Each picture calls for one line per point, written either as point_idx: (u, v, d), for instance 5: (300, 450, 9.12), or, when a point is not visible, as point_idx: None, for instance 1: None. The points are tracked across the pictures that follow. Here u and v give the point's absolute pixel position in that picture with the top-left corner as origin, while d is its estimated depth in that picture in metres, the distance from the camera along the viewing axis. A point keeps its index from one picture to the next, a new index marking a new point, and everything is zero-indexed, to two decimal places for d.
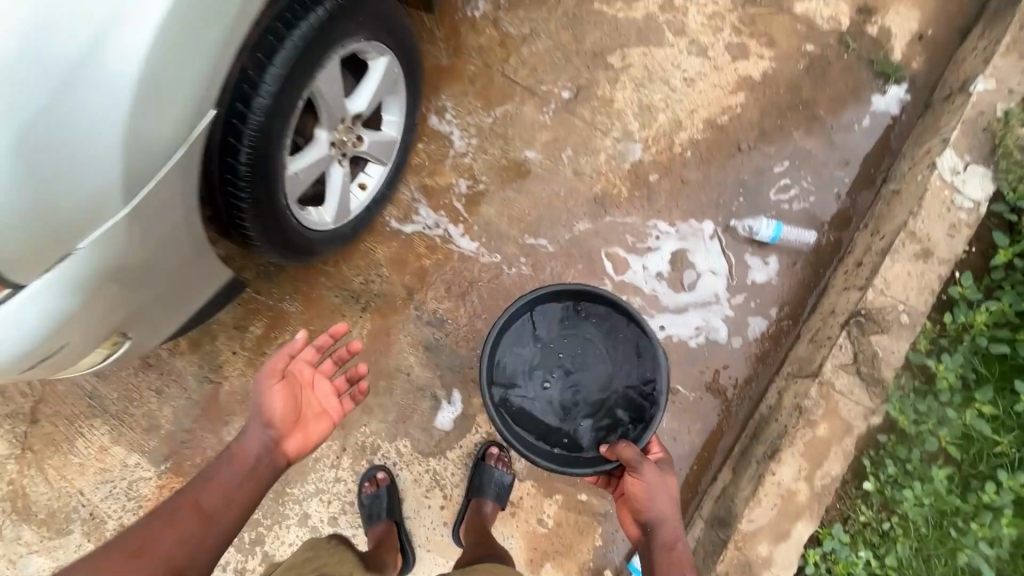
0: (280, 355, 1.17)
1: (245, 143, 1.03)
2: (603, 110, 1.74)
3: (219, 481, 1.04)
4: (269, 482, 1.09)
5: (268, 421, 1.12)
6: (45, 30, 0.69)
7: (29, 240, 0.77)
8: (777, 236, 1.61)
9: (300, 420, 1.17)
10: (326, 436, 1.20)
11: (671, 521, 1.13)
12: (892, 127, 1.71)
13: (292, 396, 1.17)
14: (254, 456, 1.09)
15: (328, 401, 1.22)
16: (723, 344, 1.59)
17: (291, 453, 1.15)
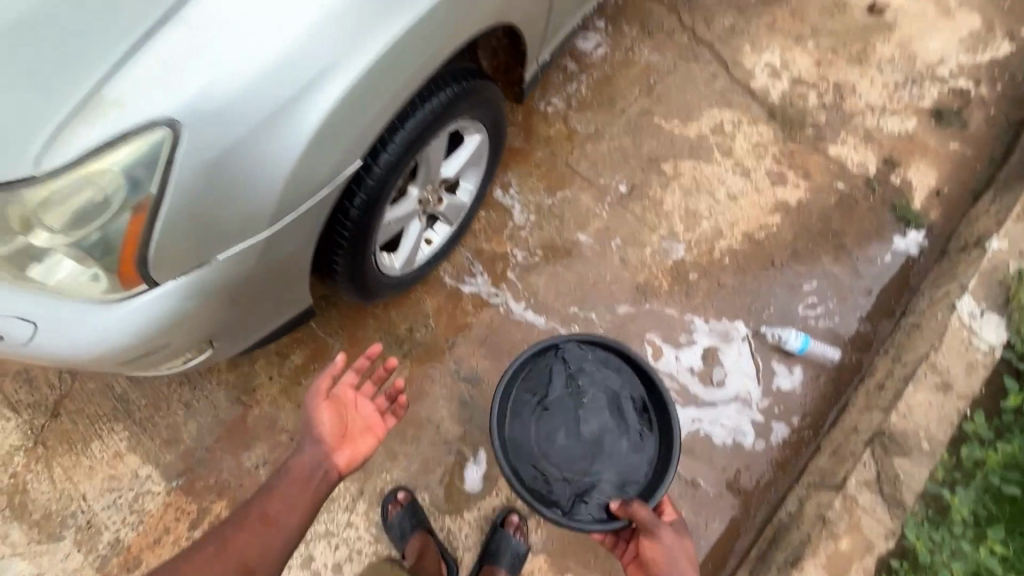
0: (322, 376, 1.21)
1: (362, 190, 1.14)
2: (653, 209, 1.90)
3: (277, 493, 1.10)
4: (323, 492, 1.12)
5: (318, 438, 1.18)
6: (264, 79, 0.79)
7: (181, 247, 0.85)
8: (805, 348, 1.72)
9: (346, 436, 1.21)
10: (370, 452, 1.23)
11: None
12: (911, 266, 1.88)
13: (338, 414, 1.22)
14: (307, 469, 1.13)
15: (373, 418, 1.27)
16: (748, 445, 1.65)
17: (341, 464, 1.18)
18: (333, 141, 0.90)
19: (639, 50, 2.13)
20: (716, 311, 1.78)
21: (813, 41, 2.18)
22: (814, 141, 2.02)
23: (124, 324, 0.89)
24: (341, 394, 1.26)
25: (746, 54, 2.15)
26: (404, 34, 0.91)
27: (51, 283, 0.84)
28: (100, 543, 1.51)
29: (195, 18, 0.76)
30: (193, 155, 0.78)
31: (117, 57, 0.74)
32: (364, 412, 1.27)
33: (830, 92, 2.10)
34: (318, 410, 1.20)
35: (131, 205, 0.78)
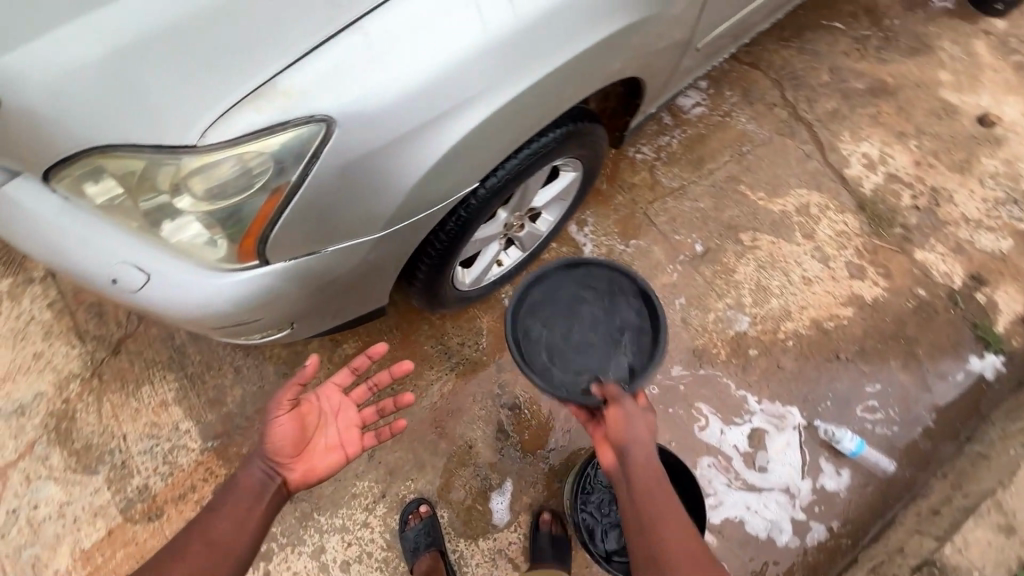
0: (290, 383, 1.07)
1: (465, 207, 1.17)
2: (724, 276, 1.88)
3: (225, 511, 1.00)
4: (274, 511, 1.03)
5: (277, 452, 1.06)
6: (416, 100, 0.84)
7: (301, 234, 0.89)
8: (858, 453, 1.66)
9: (309, 450, 1.11)
10: (334, 470, 1.14)
11: (651, 454, 1.02)
12: (983, 391, 1.79)
13: (303, 422, 1.11)
14: (259, 487, 1.03)
15: (347, 432, 1.18)
16: (783, 540, 1.60)
17: (297, 481, 1.08)
18: (459, 160, 0.95)
19: (737, 116, 2.13)
20: (770, 393, 1.74)
21: (916, 141, 2.14)
22: (900, 241, 1.96)
23: (227, 293, 0.92)
24: (312, 402, 1.15)
25: (844, 140, 2.13)
26: (545, 76, 0.97)
27: (174, 241, 0.89)
28: (128, 486, 1.55)
29: (373, 29, 0.81)
30: (341, 153, 0.83)
31: (296, 53, 0.78)
32: (342, 424, 1.18)
33: (925, 195, 2.05)
34: (281, 419, 1.06)
35: (270, 187, 0.83)
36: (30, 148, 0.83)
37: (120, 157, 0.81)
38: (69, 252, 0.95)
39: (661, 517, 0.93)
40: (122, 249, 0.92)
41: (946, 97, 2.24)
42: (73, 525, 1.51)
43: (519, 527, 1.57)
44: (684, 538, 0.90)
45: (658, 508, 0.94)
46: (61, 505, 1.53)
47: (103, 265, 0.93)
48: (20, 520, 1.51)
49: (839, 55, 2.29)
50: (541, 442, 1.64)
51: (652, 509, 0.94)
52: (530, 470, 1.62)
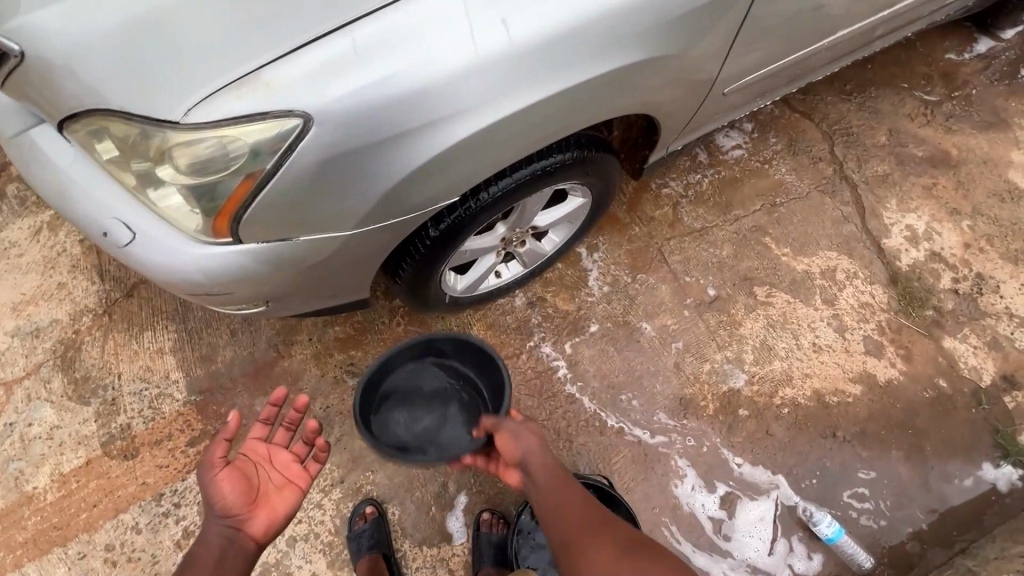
0: (216, 442, 1.05)
1: (453, 217, 1.18)
2: (729, 327, 1.80)
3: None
4: (241, 564, 0.95)
5: (224, 511, 0.99)
6: (396, 108, 0.86)
7: (273, 220, 0.92)
8: (835, 540, 1.55)
9: (261, 497, 1.04)
10: (293, 508, 1.08)
11: (545, 460, 1.03)
12: (991, 502, 1.65)
13: (241, 478, 1.04)
14: (217, 552, 0.95)
15: (290, 470, 1.13)
16: None
17: (260, 532, 1.01)
18: (439, 171, 0.96)
19: (777, 165, 2.04)
20: (753, 458, 1.66)
21: (969, 221, 1.99)
22: (930, 325, 1.83)
23: (198, 264, 0.95)
24: (243, 458, 1.10)
25: (889, 208, 2.00)
26: (537, 102, 0.96)
27: (161, 207, 0.93)
28: (114, 422, 1.64)
29: (363, 34, 0.83)
30: (316, 149, 0.85)
31: (289, 47, 0.82)
32: (280, 466, 1.12)
33: (969, 280, 1.90)
34: (217, 479, 1.01)
35: (246, 171, 0.86)
36: (47, 100, 0.89)
37: (121, 120, 0.86)
38: (68, 199, 1.00)
39: (568, 514, 0.95)
40: (113, 203, 0.96)
41: (1014, 179, 2.07)
42: (59, 448, 1.61)
43: (467, 542, 1.56)
44: (590, 516, 0.95)
45: (561, 505, 0.97)
46: (53, 428, 1.63)
47: (93, 216, 0.97)
48: (16, 433, 1.63)
49: (902, 118, 2.15)
50: None
51: (559, 513, 0.96)
52: (489, 487, 1.61)
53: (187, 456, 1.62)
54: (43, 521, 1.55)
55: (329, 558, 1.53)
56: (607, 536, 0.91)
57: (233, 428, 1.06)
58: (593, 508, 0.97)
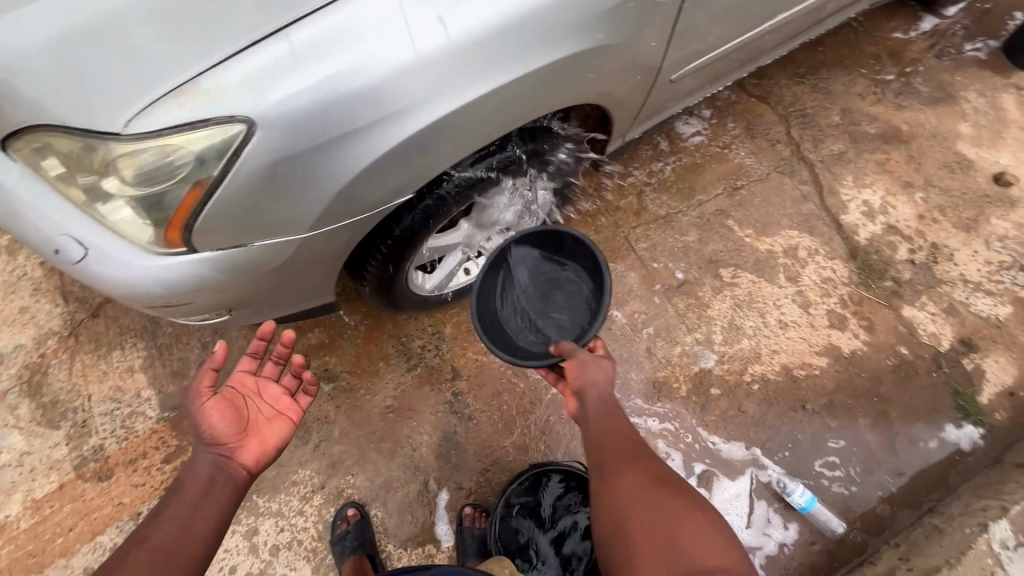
0: (201, 371, 1.02)
1: (412, 215, 1.19)
2: (697, 310, 1.84)
3: (169, 516, 0.91)
4: (232, 491, 0.96)
5: (213, 440, 0.98)
6: (340, 110, 0.87)
7: (226, 227, 0.92)
8: (808, 508, 1.60)
9: (251, 427, 1.04)
10: (283, 440, 1.08)
11: (605, 395, 1.05)
12: (955, 462, 1.71)
13: (229, 407, 1.03)
14: (206, 479, 0.95)
15: (280, 402, 1.12)
16: None
17: (250, 461, 1.01)
18: (388, 170, 0.97)
19: (735, 149, 2.09)
20: (727, 436, 1.70)
21: (922, 193, 2.06)
22: (889, 295, 1.89)
23: (153, 275, 0.95)
24: (231, 389, 1.08)
25: (846, 185, 2.06)
26: (481, 97, 0.98)
27: (111, 221, 0.93)
28: (85, 445, 1.61)
29: (299, 37, 0.84)
30: (261, 155, 0.86)
31: (225, 54, 0.83)
32: (269, 398, 1.11)
33: (924, 250, 1.96)
34: (204, 410, 0.99)
35: (192, 179, 0.87)
36: None
37: (62, 135, 0.86)
38: (9, 219, 0.97)
39: (611, 441, 1.00)
40: (57, 219, 0.95)
41: (963, 150, 2.14)
42: (30, 474, 1.59)
43: (451, 538, 1.57)
44: (629, 447, 0.99)
45: (607, 434, 1.01)
46: (22, 454, 1.60)
47: (40, 234, 0.96)
48: None
49: (853, 97, 2.22)
50: (485, 453, 1.65)
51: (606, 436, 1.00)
52: (470, 482, 1.62)
53: (163, 473, 1.60)
54: (17, 549, 1.52)
55: (314, 564, 1.53)
56: (640, 467, 0.96)
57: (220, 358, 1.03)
58: (632, 441, 1.01)
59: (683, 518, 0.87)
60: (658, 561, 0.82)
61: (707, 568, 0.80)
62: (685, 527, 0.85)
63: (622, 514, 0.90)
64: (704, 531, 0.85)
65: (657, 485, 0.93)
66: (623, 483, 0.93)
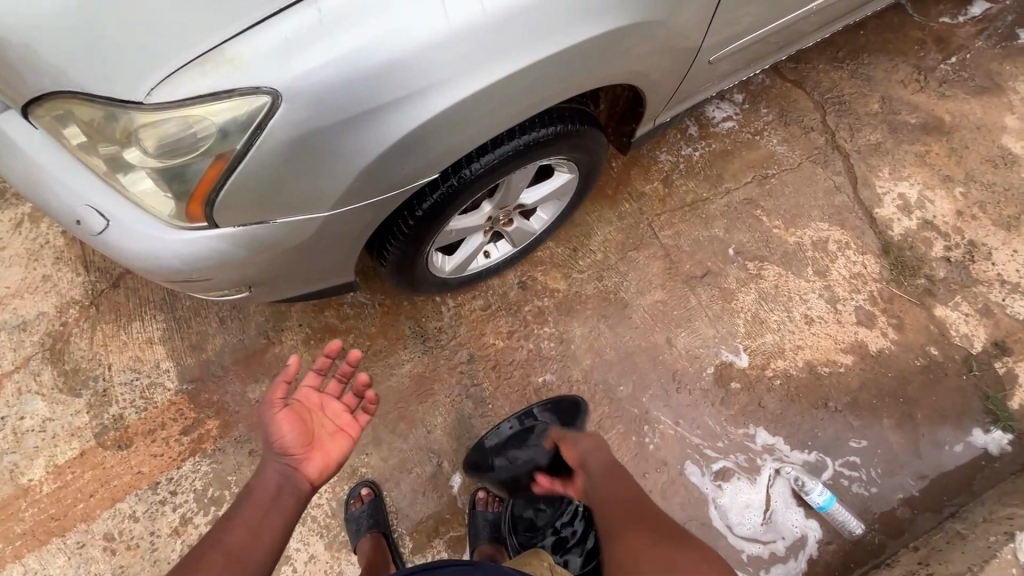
0: (276, 383, 1.05)
1: (435, 195, 1.16)
2: (721, 302, 1.80)
3: (240, 522, 0.92)
4: (296, 503, 0.97)
5: (282, 451, 1.00)
6: (367, 84, 0.83)
7: (246, 204, 0.90)
8: (826, 508, 1.56)
9: (316, 440, 1.05)
10: (344, 454, 1.09)
11: (605, 461, 1.25)
12: (981, 467, 1.66)
13: (298, 420, 1.05)
14: (274, 489, 0.97)
15: (341, 418, 1.12)
16: None
17: (314, 475, 1.03)
18: (412, 150, 0.93)
19: (767, 136, 2.01)
20: (745, 432, 1.66)
21: (962, 187, 1.97)
22: (921, 293, 1.82)
23: (173, 250, 0.93)
24: (299, 402, 1.10)
25: (881, 176, 1.97)
26: (513, 74, 0.93)
27: (132, 193, 0.91)
28: (106, 413, 1.63)
29: (327, 5, 0.80)
30: (287, 128, 0.83)
31: (250, 20, 0.80)
32: (332, 413, 1.12)
33: (961, 248, 1.89)
34: (276, 421, 1.02)
35: (215, 153, 0.84)
36: (6, 83, 0.86)
37: (84, 103, 0.83)
38: (29, 186, 0.96)
39: (609, 497, 1.14)
40: (79, 189, 0.93)
41: (1008, 144, 2.04)
42: (52, 440, 1.61)
43: (463, 521, 1.57)
44: (632, 507, 1.09)
45: (613, 498, 1.13)
46: (44, 420, 1.63)
47: (61, 204, 0.94)
48: (8, 427, 1.62)
49: (894, 84, 2.12)
50: None
51: (605, 494, 1.15)
52: None
53: (181, 444, 1.62)
54: (40, 512, 1.55)
55: (327, 541, 1.55)
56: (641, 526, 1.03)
57: (293, 373, 1.06)
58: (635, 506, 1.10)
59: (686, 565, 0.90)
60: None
61: None
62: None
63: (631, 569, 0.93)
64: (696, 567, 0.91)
65: (659, 542, 0.98)
66: (627, 540, 1.00)
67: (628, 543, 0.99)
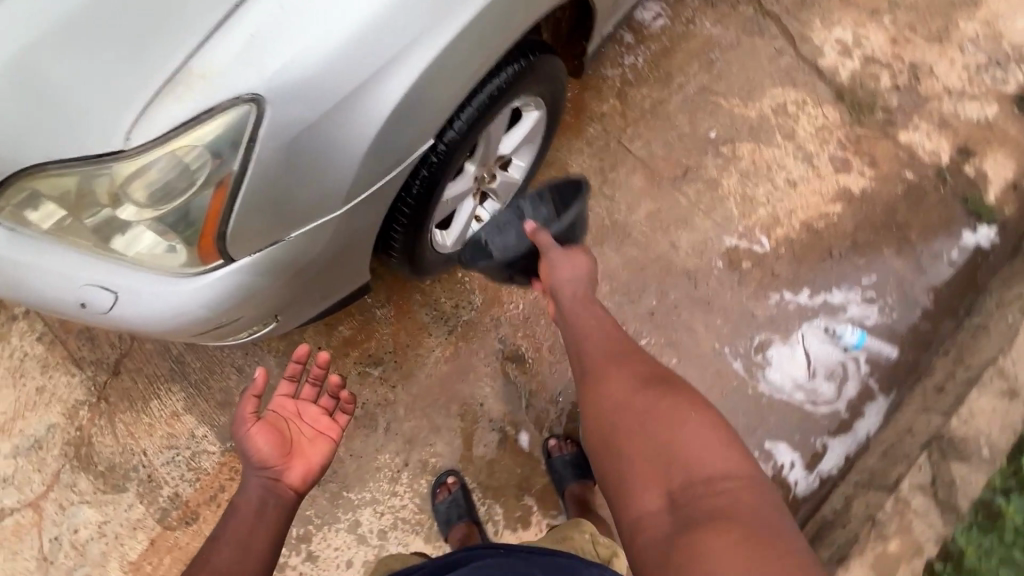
0: (246, 399, 1.06)
1: (427, 168, 1.13)
2: (709, 193, 1.84)
3: (228, 539, 0.96)
4: (280, 514, 1.00)
5: (260, 464, 1.03)
6: (348, 60, 0.80)
7: (259, 225, 0.86)
8: (859, 344, 1.70)
9: (294, 449, 1.08)
10: (327, 458, 1.11)
11: (577, 295, 1.16)
12: (979, 263, 1.79)
13: (273, 431, 1.07)
14: (257, 502, 1.00)
15: (320, 423, 1.14)
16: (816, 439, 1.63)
17: (297, 482, 1.05)
18: (406, 121, 0.90)
19: (700, 22, 2.01)
20: (769, 304, 1.74)
21: (890, 16, 2.03)
22: (883, 126, 1.90)
23: (197, 298, 0.89)
24: (274, 413, 1.12)
25: (816, 29, 2.02)
26: (483, 9, 0.91)
27: (133, 255, 0.86)
28: (160, 497, 1.59)
29: None
30: (278, 129, 0.79)
31: (207, 27, 0.76)
32: (310, 418, 1.14)
33: (905, 73, 1.96)
34: (250, 436, 1.04)
35: (215, 180, 0.80)
36: None
37: (55, 173, 0.78)
38: (18, 283, 0.89)
39: (595, 344, 1.09)
40: (74, 267, 0.87)
41: None
42: (116, 540, 1.57)
43: (543, 471, 1.62)
44: (619, 350, 1.07)
45: (587, 336, 1.11)
46: (100, 525, 1.58)
47: (60, 290, 0.89)
48: (65, 545, 1.57)
49: None
50: (549, 386, 1.67)
51: (584, 337, 1.11)
52: (544, 418, 1.65)
53: None
54: None
55: (424, 535, 1.57)
56: (623, 369, 1.02)
57: (260, 387, 1.07)
58: (616, 347, 1.08)
59: (671, 419, 0.90)
60: (649, 468, 0.87)
61: (706, 476, 0.83)
62: (671, 429, 0.89)
63: (615, 424, 0.95)
64: (692, 424, 0.89)
65: (643, 387, 0.97)
66: (610, 386, 1.00)
67: (610, 387, 0.99)
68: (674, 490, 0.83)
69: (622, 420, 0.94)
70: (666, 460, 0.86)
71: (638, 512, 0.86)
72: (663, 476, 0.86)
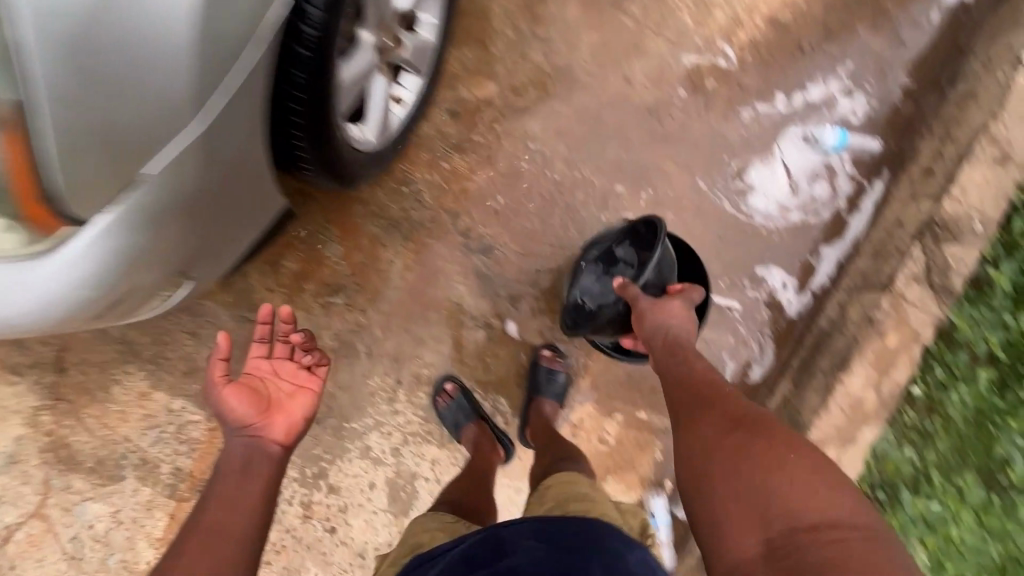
0: (212, 362, 0.99)
1: (302, 44, 0.90)
2: (657, 6, 1.56)
3: (217, 497, 0.91)
4: (269, 469, 0.97)
5: (240, 424, 0.98)
6: None
7: (100, 167, 0.70)
8: (839, 145, 1.58)
9: (273, 405, 1.03)
10: (311, 411, 1.07)
11: (674, 337, 1.11)
12: (959, 21, 1.60)
13: (247, 391, 1.01)
14: (242, 460, 0.96)
15: (298, 377, 1.09)
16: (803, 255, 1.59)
17: (281, 436, 1.01)
18: None
19: None
20: (742, 123, 1.57)
21: None
22: None
23: (67, 279, 0.74)
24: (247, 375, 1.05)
25: None
26: None
27: None
28: (162, 475, 1.55)
29: None
30: (43, 22, 0.61)
31: None
32: (286, 374, 1.08)
33: None
34: (223, 398, 0.98)
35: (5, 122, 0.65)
36: None
37: None
38: None
39: (688, 387, 1.00)
40: None
41: None
42: (136, 523, 1.55)
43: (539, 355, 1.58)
44: (703, 388, 0.98)
45: (680, 379, 1.03)
46: (114, 514, 1.54)
47: None
48: (87, 541, 1.54)
49: None
50: (526, 269, 1.56)
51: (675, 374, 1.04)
52: (528, 303, 1.57)
53: None
54: None
55: (437, 443, 1.57)
56: (715, 411, 0.93)
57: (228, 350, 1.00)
58: (709, 386, 0.99)
59: (772, 463, 0.80)
60: (745, 516, 0.78)
61: (811, 521, 0.74)
62: (774, 475, 0.79)
63: (704, 465, 0.86)
64: (801, 474, 0.79)
65: (735, 426, 0.88)
66: (702, 426, 0.91)
67: (700, 430, 0.91)
68: (772, 537, 0.75)
69: (713, 462, 0.85)
70: (764, 503, 0.78)
71: (728, 556, 0.78)
72: (759, 519, 0.77)
